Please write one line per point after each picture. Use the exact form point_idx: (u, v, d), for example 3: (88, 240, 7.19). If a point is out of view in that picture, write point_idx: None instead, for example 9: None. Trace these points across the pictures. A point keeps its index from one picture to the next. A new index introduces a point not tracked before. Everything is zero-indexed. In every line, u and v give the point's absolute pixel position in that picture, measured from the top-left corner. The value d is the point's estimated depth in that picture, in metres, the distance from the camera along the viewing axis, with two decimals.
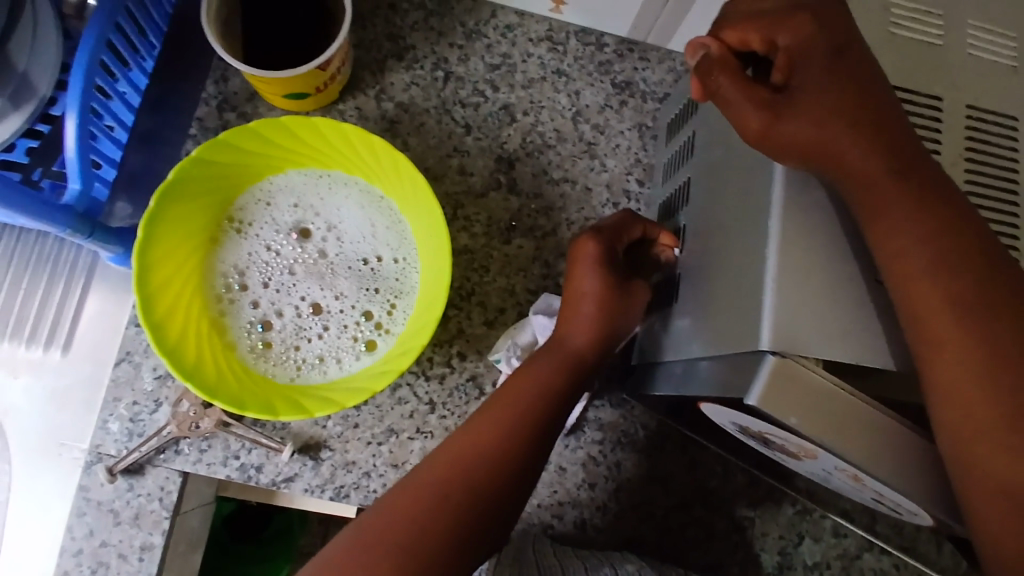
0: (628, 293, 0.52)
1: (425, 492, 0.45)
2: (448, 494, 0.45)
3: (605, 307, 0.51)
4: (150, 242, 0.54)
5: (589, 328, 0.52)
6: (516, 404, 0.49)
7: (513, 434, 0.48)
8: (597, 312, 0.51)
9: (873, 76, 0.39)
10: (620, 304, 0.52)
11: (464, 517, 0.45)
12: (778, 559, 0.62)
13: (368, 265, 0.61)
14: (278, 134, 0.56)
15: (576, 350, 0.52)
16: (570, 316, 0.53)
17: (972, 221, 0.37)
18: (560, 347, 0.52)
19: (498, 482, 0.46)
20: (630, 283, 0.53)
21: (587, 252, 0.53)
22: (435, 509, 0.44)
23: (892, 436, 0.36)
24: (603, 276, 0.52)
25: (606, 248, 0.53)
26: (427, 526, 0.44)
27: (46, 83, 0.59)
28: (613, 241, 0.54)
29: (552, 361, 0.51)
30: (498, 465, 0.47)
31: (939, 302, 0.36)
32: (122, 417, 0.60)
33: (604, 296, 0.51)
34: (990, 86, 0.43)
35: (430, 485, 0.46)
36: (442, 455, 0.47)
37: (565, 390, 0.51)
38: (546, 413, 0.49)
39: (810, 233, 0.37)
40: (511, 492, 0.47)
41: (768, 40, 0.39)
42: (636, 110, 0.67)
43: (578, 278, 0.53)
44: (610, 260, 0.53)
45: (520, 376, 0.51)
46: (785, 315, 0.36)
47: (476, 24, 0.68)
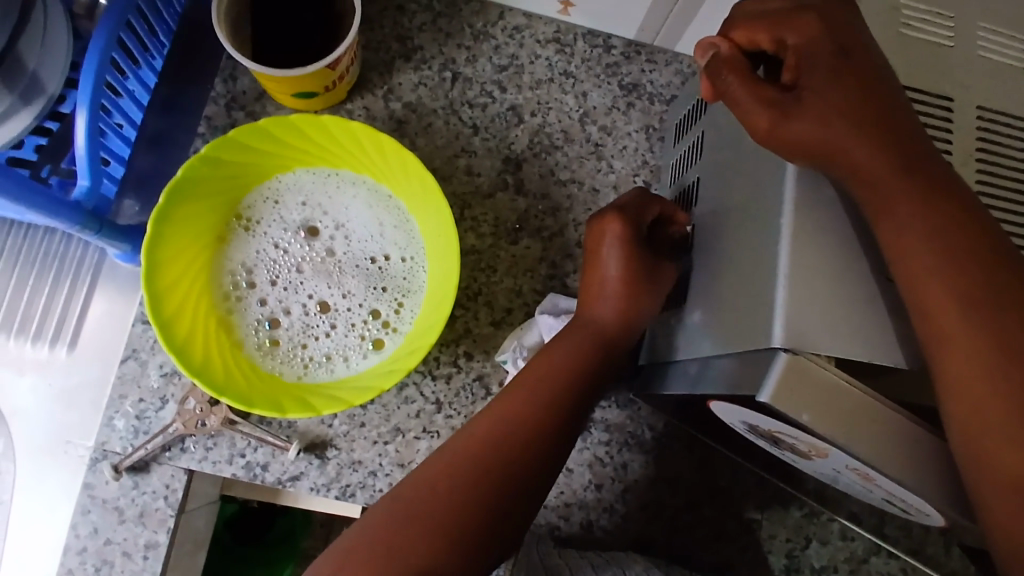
0: (654, 272, 0.52)
1: (447, 477, 0.45)
2: (471, 478, 0.45)
3: (628, 289, 0.52)
4: (159, 240, 0.54)
5: (614, 307, 0.53)
6: (532, 389, 0.49)
7: (532, 420, 0.48)
8: (621, 292, 0.52)
9: (882, 75, 0.39)
10: (643, 284, 0.52)
11: (488, 500, 0.45)
12: (785, 561, 0.62)
13: (376, 264, 0.61)
14: (286, 132, 0.56)
15: (602, 327, 0.53)
16: (597, 294, 0.54)
17: (983, 218, 0.37)
18: (588, 325, 0.53)
19: (521, 467, 0.46)
20: (654, 263, 0.52)
21: (610, 232, 0.53)
22: (458, 492, 0.44)
23: (904, 434, 0.36)
24: (625, 257, 0.52)
25: (628, 227, 0.53)
26: (450, 509, 0.44)
27: (56, 83, 0.59)
28: (637, 219, 0.53)
29: (572, 341, 0.52)
30: (519, 449, 0.47)
31: (950, 300, 0.36)
32: (128, 414, 0.60)
33: (626, 277, 0.52)
34: (1000, 86, 0.43)
35: (452, 469, 0.45)
36: (462, 441, 0.47)
37: (588, 371, 0.51)
38: (562, 396, 0.49)
39: (822, 230, 0.37)
40: (535, 477, 0.47)
41: (775, 40, 0.40)
42: (644, 111, 0.67)
43: (603, 255, 0.54)
44: (634, 239, 0.53)
45: (536, 362, 0.51)
46: (797, 312, 0.36)
47: (484, 26, 0.68)
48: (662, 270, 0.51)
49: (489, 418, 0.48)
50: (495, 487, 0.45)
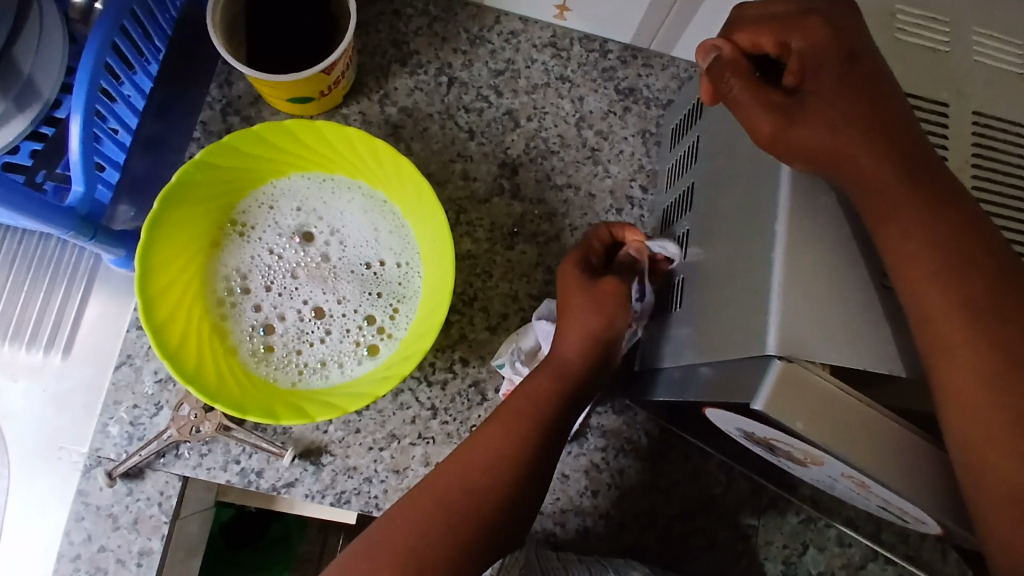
0: (601, 288, 0.53)
1: (429, 509, 0.46)
2: (453, 510, 0.46)
3: (584, 309, 0.53)
4: (152, 246, 0.54)
5: (576, 335, 0.52)
6: (513, 420, 0.50)
7: (513, 450, 0.48)
8: (578, 315, 0.53)
9: (883, 80, 0.38)
10: (598, 304, 0.52)
11: (470, 533, 0.45)
12: (783, 567, 0.61)
13: (371, 269, 0.61)
14: (282, 138, 0.56)
15: (567, 361, 0.52)
16: (561, 331, 0.54)
17: (982, 225, 0.37)
18: (552, 362, 0.53)
19: (500, 498, 0.47)
20: (601, 281, 0.53)
21: (566, 270, 0.55)
22: (441, 526, 0.45)
23: (900, 442, 0.36)
24: (577, 283, 0.54)
25: (581, 262, 0.55)
26: (435, 542, 0.45)
27: (51, 87, 0.59)
28: (586, 254, 0.56)
29: (546, 374, 0.52)
30: (500, 480, 0.47)
31: (947, 307, 0.36)
32: (122, 420, 0.60)
33: (578, 298, 0.53)
34: (996, 92, 0.43)
35: (435, 502, 0.46)
36: (444, 473, 0.48)
37: (563, 403, 0.51)
38: (544, 427, 0.50)
39: (817, 236, 0.37)
40: (516, 506, 0.47)
41: (780, 44, 0.39)
42: (640, 116, 0.67)
43: (562, 294, 0.55)
44: (585, 270, 0.55)
45: (516, 393, 0.51)
46: (791, 320, 0.35)
47: (480, 30, 0.68)
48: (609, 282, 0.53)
49: (470, 450, 0.49)
50: (478, 518, 0.46)
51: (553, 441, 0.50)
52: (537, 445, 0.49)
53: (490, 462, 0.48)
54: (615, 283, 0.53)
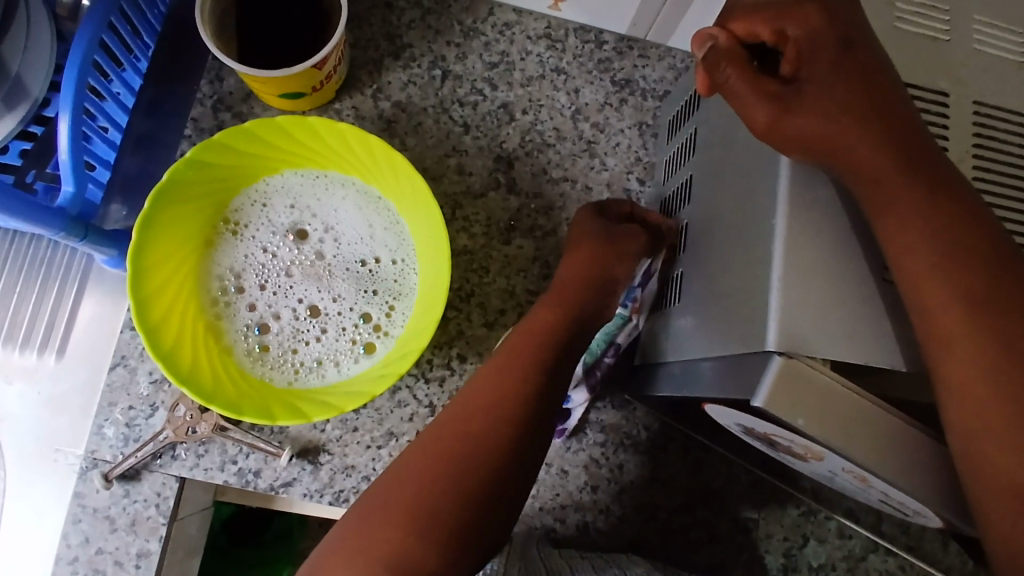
0: (623, 236, 0.55)
1: (429, 462, 0.45)
2: (453, 459, 0.45)
3: (598, 248, 0.55)
4: (145, 247, 0.53)
5: (585, 263, 0.55)
6: (507, 362, 0.49)
7: (508, 394, 0.47)
8: (587, 253, 0.56)
9: (882, 70, 0.38)
10: (610, 247, 0.55)
11: (478, 481, 0.44)
12: (783, 560, 0.61)
13: (366, 266, 0.60)
14: (273, 134, 0.55)
15: (569, 292, 0.54)
16: (570, 262, 0.56)
17: (984, 215, 0.37)
18: (556, 295, 0.54)
19: (507, 437, 0.46)
20: (621, 230, 0.56)
21: (582, 215, 0.59)
22: (442, 477, 0.44)
23: (903, 437, 0.35)
24: (599, 227, 0.57)
25: (596, 213, 0.58)
26: (442, 492, 0.44)
27: (40, 86, 0.58)
28: (603, 211, 0.59)
29: (553, 306, 0.53)
30: (497, 423, 0.46)
31: (950, 302, 0.36)
32: (118, 422, 0.60)
33: (590, 238, 0.56)
34: (998, 81, 0.42)
35: (434, 454, 0.46)
36: (442, 427, 0.47)
37: (563, 338, 0.51)
38: (538, 368, 0.49)
39: (816, 231, 0.36)
40: (527, 442, 0.46)
41: (776, 31, 0.38)
42: (636, 108, 0.66)
43: (574, 233, 0.58)
44: (600, 221, 0.58)
45: (512, 339, 0.51)
46: (791, 318, 0.35)
47: (474, 22, 0.67)
48: (630, 232, 0.55)
49: (472, 396, 0.48)
50: (477, 466, 0.45)
51: (555, 373, 0.49)
52: (532, 387, 0.48)
53: (487, 407, 0.47)
54: (638, 232, 0.55)
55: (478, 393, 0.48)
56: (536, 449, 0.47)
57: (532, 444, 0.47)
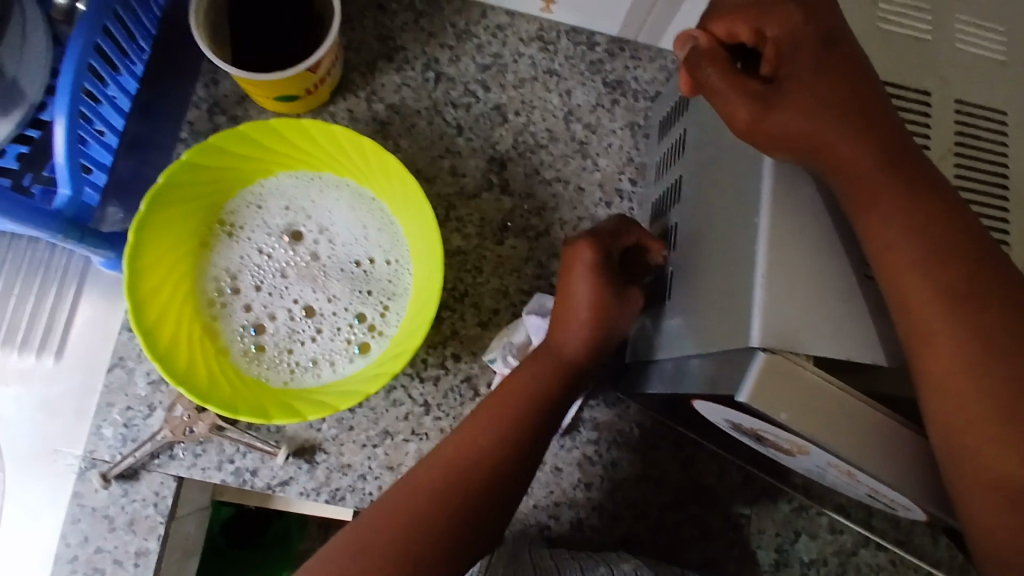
0: (625, 298, 0.52)
1: (419, 505, 0.45)
2: (443, 504, 0.45)
3: (597, 321, 0.51)
4: (140, 249, 0.54)
5: (584, 334, 0.52)
6: (504, 407, 0.50)
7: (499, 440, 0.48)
8: (592, 314, 0.51)
9: (861, 70, 0.38)
10: (612, 316, 0.51)
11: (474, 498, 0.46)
12: (775, 555, 0.62)
13: (361, 267, 0.61)
14: (267, 137, 0.56)
15: (570, 346, 0.53)
16: (564, 323, 0.53)
17: (964, 211, 0.37)
18: (553, 346, 0.53)
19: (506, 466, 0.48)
20: (625, 291, 0.52)
21: (582, 260, 0.52)
22: (431, 515, 0.45)
23: (885, 429, 0.36)
24: (600, 287, 0.51)
25: (602, 254, 0.52)
26: (439, 503, 0.45)
27: (35, 89, 0.59)
28: (609, 244, 0.53)
29: (549, 367, 0.52)
30: (488, 467, 0.47)
31: (929, 298, 0.36)
32: (116, 422, 0.60)
33: (600, 302, 0.51)
34: (979, 80, 0.43)
35: (425, 494, 0.46)
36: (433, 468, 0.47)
37: (559, 386, 0.51)
38: (531, 421, 0.49)
39: (799, 227, 0.37)
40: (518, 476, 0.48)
41: (756, 31, 0.39)
42: (628, 109, 0.67)
43: (572, 284, 0.52)
44: (607, 265, 0.52)
45: (508, 383, 0.51)
46: (774, 315, 0.36)
47: (467, 25, 0.68)
48: (632, 299, 0.52)
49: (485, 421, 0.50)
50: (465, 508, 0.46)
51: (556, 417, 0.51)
52: (523, 440, 0.49)
53: (502, 430, 0.49)
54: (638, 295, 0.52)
55: (473, 440, 0.48)
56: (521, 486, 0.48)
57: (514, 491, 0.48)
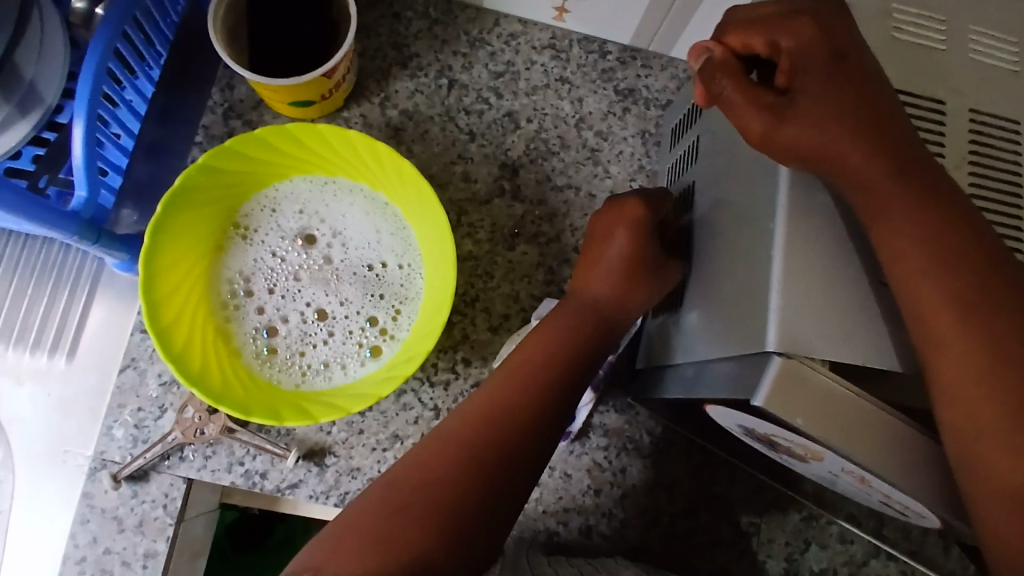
0: (660, 268, 0.52)
1: (429, 478, 0.44)
2: (467, 457, 0.45)
3: (626, 275, 0.53)
4: (157, 251, 0.54)
5: (612, 285, 0.53)
6: (523, 368, 0.50)
7: (520, 399, 0.48)
8: (624, 272, 0.53)
9: (877, 80, 0.39)
10: (646, 275, 0.52)
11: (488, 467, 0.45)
12: (785, 565, 0.62)
13: (373, 271, 0.61)
14: (282, 141, 0.57)
15: (592, 305, 0.54)
16: (594, 272, 0.55)
17: (979, 219, 0.38)
18: (577, 302, 0.54)
19: (519, 436, 0.46)
20: (663, 263, 0.51)
21: (630, 216, 0.54)
22: (462, 462, 0.45)
23: (900, 435, 0.36)
24: (634, 242, 0.53)
25: (646, 220, 0.53)
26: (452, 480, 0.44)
27: (53, 93, 0.60)
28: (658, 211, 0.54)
29: (572, 317, 0.53)
30: (510, 423, 0.47)
31: (946, 305, 0.36)
32: (127, 423, 0.60)
33: (634, 260, 0.52)
34: (993, 90, 0.43)
35: (448, 451, 0.45)
36: (453, 429, 0.47)
37: (579, 347, 0.52)
38: (553, 378, 0.49)
39: (814, 233, 0.37)
40: (533, 449, 0.47)
41: (770, 43, 0.39)
42: (639, 116, 0.68)
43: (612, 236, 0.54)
44: (647, 229, 0.53)
45: (527, 344, 0.52)
46: (790, 321, 0.36)
47: (480, 33, 0.68)
48: (666, 271, 0.51)
49: (491, 394, 0.48)
50: (491, 460, 0.45)
51: (568, 383, 0.50)
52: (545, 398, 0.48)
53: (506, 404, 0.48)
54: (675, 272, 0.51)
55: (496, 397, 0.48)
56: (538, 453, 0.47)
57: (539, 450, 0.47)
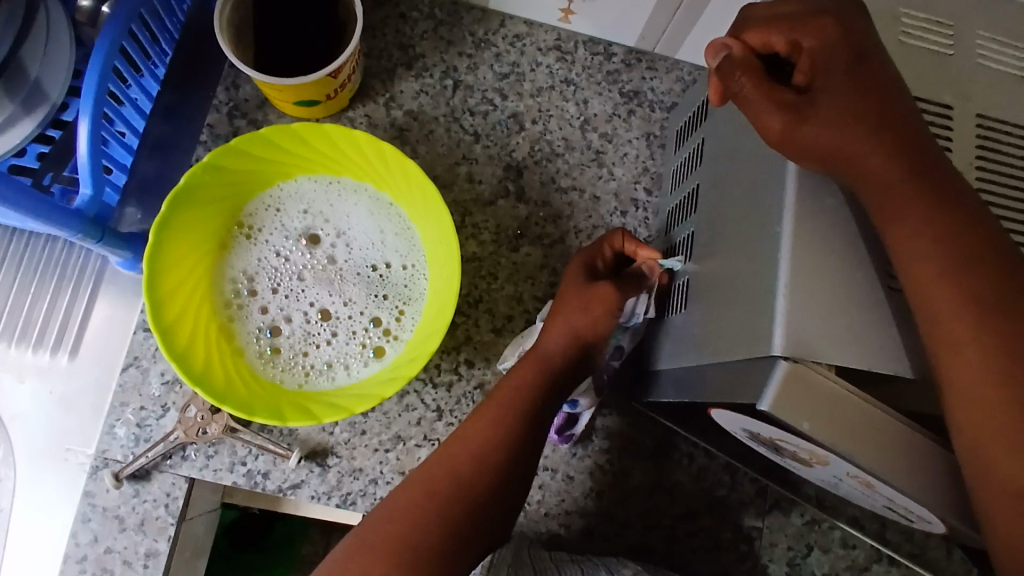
0: (592, 293, 0.53)
1: (401, 527, 0.44)
2: (442, 502, 0.46)
3: (568, 313, 0.54)
4: (161, 249, 0.54)
5: (559, 331, 0.53)
6: (498, 411, 0.50)
7: (497, 443, 0.48)
8: (582, 314, 0.53)
9: (892, 82, 0.39)
10: (581, 305, 0.53)
11: (462, 518, 0.45)
12: (787, 569, 0.62)
13: (377, 271, 0.61)
14: (288, 141, 0.56)
15: (552, 356, 0.53)
16: (547, 325, 0.55)
17: (989, 224, 0.37)
18: (538, 355, 0.53)
19: (489, 487, 0.47)
20: (593, 287, 0.54)
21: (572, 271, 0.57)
22: (433, 515, 0.45)
23: (907, 439, 0.36)
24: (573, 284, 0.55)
25: (585, 266, 0.57)
26: (426, 531, 0.44)
27: (58, 90, 0.60)
28: (594, 260, 0.57)
29: (530, 365, 0.53)
30: (486, 471, 0.47)
31: (955, 310, 0.36)
32: (129, 422, 0.60)
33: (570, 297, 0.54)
34: (1001, 95, 0.43)
35: (431, 491, 0.46)
36: (421, 481, 0.47)
37: (549, 394, 0.52)
38: (526, 420, 0.50)
39: (822, 236, 0.37)
40: (503, 496, 0.47)
41: (791, 42, 0.39)
42: (644, 119, 0.68)
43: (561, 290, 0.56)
44: (588, 276, 0.56)
45: (501, 388, 0.52)
46: (797, 325, 0.36)
47: (485, 33, 0.68)
48: (599, 289, 0.53)
49: (458, 443, 0.49)
50: (464, 507, 0.46)
51: (537, 429, 0.50)
52: (521, 443, 0.49)
53: (477, 451, 0.48)
54: (608, 288, 0.53)
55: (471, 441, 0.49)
56: (508, 498, 0.48)
57: (511, 490, 0.48)
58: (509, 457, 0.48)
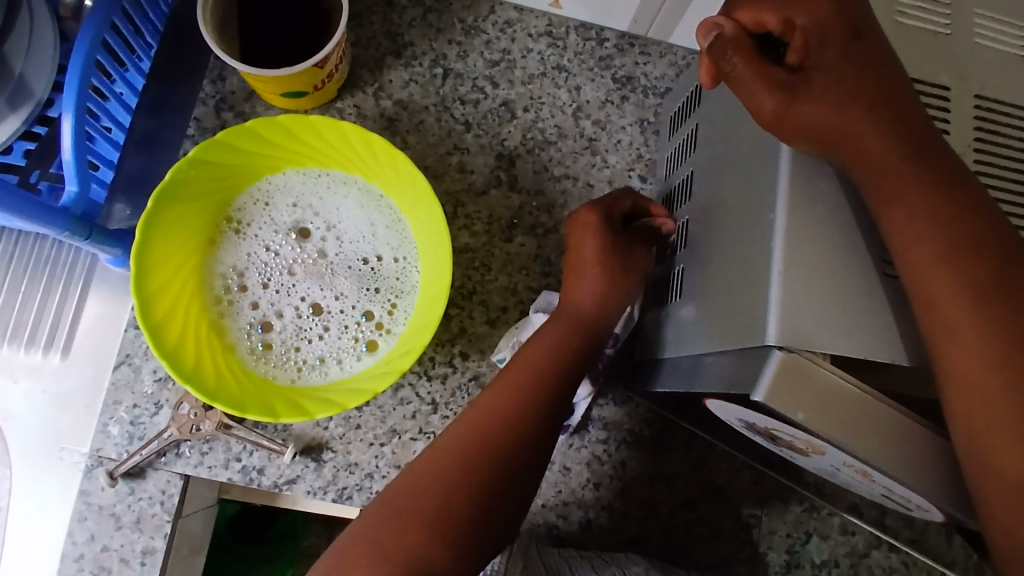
0: (629, 256, 0.54)
1: (427, 490, 0.44)
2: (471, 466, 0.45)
3: (606, 273, 0.54)
4: (148, 246, 0.53)
5: (595, 293, 0.54)
6: (530, 373, 0.49)
7: (526, 404, 0.48)
8: (612, 276, 0.54)
9: (887, 64, 0.38)
10: (619, 269, 0.54)
11: (491, 481, 0.45)
12: (786, 557, 0.61)
13: (368, 265, 0.61)
14: (275, 133, 0.56)
15: (585, 313, 0.53)
16: (576, 283, 0.55)
17: (987, 207, 0.37)
18: (570, 312, 0.53)
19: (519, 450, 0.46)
20: (629, 249, 0.55)
21: (586, 219, 0.55)
22: (460, 479, 0.44)
23: (903, 429, 0.35)
24: (605, 241, 0.54)
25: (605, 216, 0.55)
26: (455, 494, 0.44)
27: (42, 84, 0.58)
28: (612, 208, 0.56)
29: (564, 324, 0.52)
30: (517, 434, 0.46)
31: (951, 298, 0.36)
32: (122, 420, 0.60)
33: (605, 259, 0.54)
34: (1000, 75, 0.42)
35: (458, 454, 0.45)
36: (450, 442, 0.46)
37: (580, 352, 0.51)
38: (558, 382, 0.49)
39: (817, 224, 0.36)
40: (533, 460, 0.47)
41: (784, 20, 0.38)
42: (638, 105, 0.67)
43: (579, 243, 0.55)
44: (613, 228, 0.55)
45: (530, 348, 0.51)
46: (792, 316, 0.35)
47: (475, 20, 0.67)
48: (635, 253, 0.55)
49: (488, 403, 0.48)
50: (495, 471, 0.45)
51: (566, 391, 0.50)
52: (549, 403, 0.48)
53: (507, 414, 0.47)
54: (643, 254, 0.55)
55: (498, 405, 0.48)
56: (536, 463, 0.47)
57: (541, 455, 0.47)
58: (539, 419, 0.48)
